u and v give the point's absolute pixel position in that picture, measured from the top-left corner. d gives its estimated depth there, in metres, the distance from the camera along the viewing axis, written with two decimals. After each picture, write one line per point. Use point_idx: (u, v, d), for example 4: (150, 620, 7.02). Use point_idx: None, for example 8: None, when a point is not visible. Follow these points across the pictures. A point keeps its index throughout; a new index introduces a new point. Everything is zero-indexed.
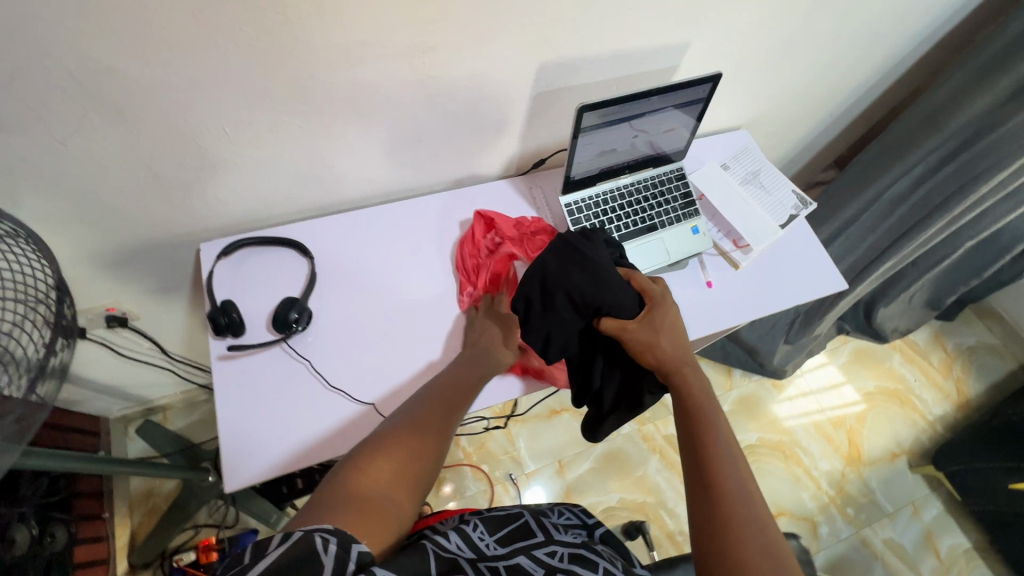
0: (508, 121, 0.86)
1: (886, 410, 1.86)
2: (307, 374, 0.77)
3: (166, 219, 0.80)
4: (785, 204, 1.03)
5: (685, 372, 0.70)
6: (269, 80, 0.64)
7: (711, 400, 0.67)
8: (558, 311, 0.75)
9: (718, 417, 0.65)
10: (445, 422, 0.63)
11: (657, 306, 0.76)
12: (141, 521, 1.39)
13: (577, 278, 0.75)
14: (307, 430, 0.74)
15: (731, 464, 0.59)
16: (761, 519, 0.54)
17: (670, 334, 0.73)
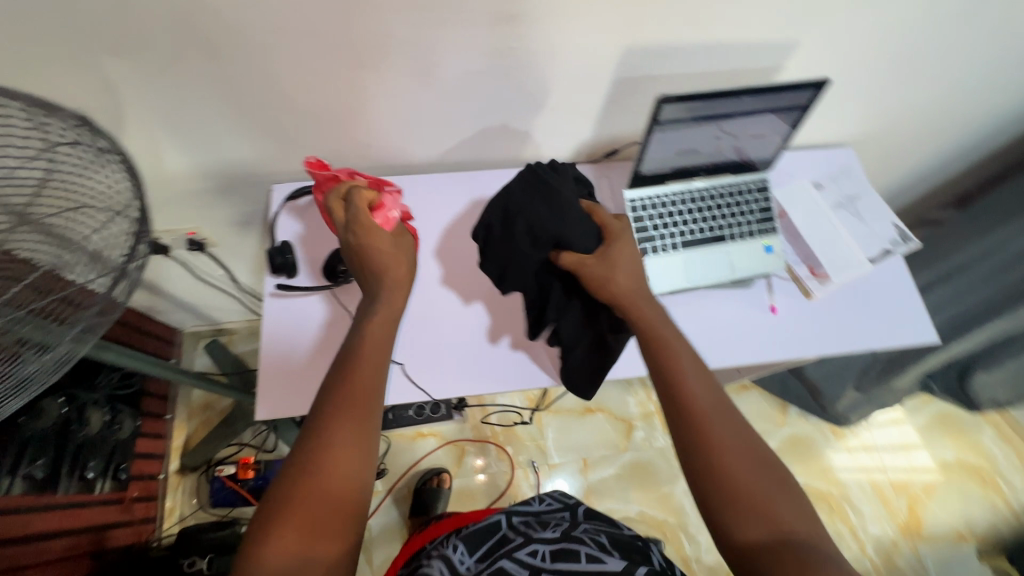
0: (585, 104, 0.82)
1: (961, 486, 1.65)
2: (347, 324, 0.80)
3: (245, 156, 0.85)
4: (880, 236, 0.92)
5: (648, 313, 0.66)
6: (351, 34, 0.65)
7: (685, 344, 0.64)
8: (513, 242, 0.73)
9: (694, 367, 0.62)
10: (370, 395, 0.57)
11: (620, 236, 0.71)
12: (196, 429, 1.53)
13: (531, 209, 0.72)
14: (328, 364, 0.77)
15: (723, 421, 0.57)
16: (773, 469, 0.55)
17: (631, 269, 0.69)
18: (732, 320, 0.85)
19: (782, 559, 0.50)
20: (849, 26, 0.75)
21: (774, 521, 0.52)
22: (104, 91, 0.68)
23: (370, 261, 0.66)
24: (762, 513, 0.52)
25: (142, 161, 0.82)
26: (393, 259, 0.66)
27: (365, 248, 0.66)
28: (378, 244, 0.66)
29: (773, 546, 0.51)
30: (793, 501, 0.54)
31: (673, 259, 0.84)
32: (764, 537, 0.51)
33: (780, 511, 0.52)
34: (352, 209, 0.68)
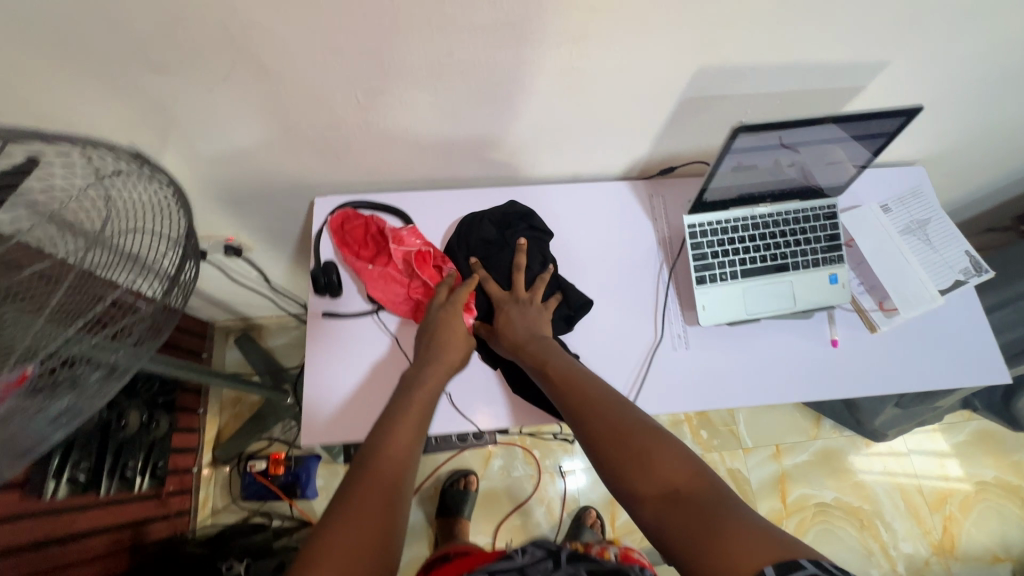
0: (645, 123, 0.78)
1: (1000, 506, 1.61)
2: (391, 346, 0.79)
3: (289, 169, 0.82)
4: (950, 265, 0.87)
5: (531, 347, 0.73)
6: (410, 52, 0.61)
7: (564, 356, 0.71)
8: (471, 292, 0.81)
9: (571, 370, 0.69)
10: (412, 433, 0.63)
11: (512, 299, 0.78)
12: (227, 422, 1.56)
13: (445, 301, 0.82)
14: (370, 389, 0.76)
15: (606, 406, 0.63)
16: (656, 434, 0.59)
17: (518, 323, 0.75)
18: (791, 353, 0.81)
19: (677, 511, 0.52)
20: (945, 45, 0.69)
21: (657, 476, 0.55)
22: (151, 109, 0.65)
23: (443, 337, 0.74)
24: (647, 473, 0.55)
25: (186, 174, 0.80)
26: (457, 351, 0.74)
27: (443, 331, 0.74)
28: (458, 329, 0.74)
29: (674, 501, 0.53)
30: (683, 455, 0.56)
31: (732, 288, 0.79)
32: (656, 495, 0.54)
33: (664, 467, 0.55)
34: (454, 296, 0.77)
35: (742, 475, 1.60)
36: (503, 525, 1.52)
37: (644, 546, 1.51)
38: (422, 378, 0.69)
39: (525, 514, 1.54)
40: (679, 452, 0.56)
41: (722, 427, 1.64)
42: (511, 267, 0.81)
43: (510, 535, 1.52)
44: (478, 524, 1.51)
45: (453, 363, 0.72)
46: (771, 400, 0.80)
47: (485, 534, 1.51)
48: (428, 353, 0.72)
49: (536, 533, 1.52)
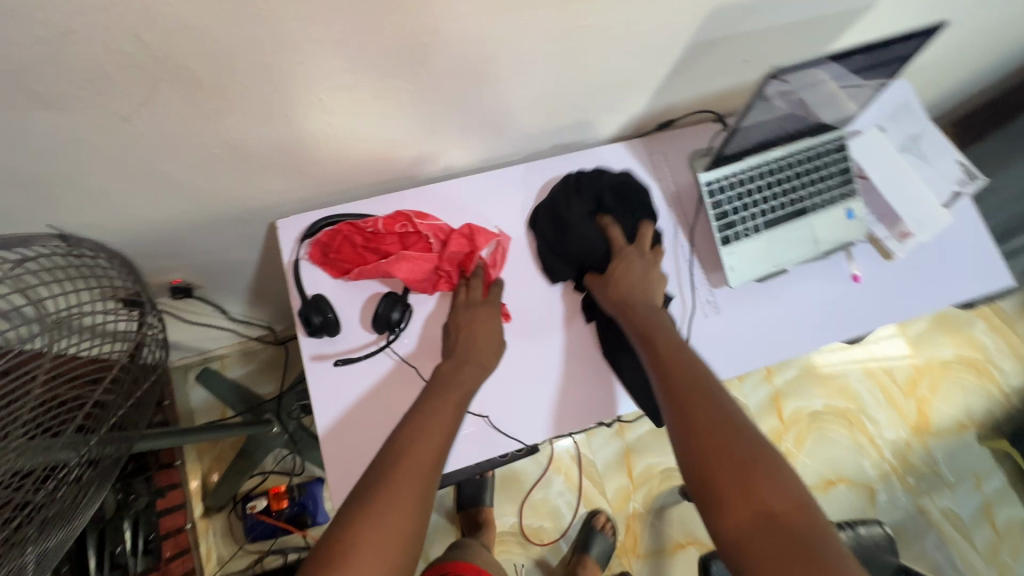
0: (645, 78, 0.69)
1: (961, 380, 1.77)
2: (409, 378, 0.70)
3: (240, 195, 0.68)
4: (949, 179, 0.87)
5: (643, 312, 0.70)
6: (382, 34, 0.49)
7: (676, 342, 0.66)
8: (571, 253, 0.75)
9: (683, 358, 0.64)
10: (446, 427, 0.61)
11: (636, 252, 0.74)
12: (210, 466, 1.42)
13: (550, 232, 0.76)
14: (378, 420, 0.68)
15: (717, 404, 0.59)
16: (760, 448, 0.55)
17: (638, 280, 0.72)
18: (816, 297, 0.79)
19: (770, 533, 0.49)
20: None
21: (756, 498, 0.51)
22: (49, 155, 0.50)
23: (475, 344, 0.69)
24: (747, 491, 0.52)
25: (108, 222, 0.64)
26: (493, 353, 0.70)
27: (476, 335, 0.69)
28: (489, 329, 0.70)
29: (759, 523, 0.50)
30: (787, 481, 0.53)
31: (757, 243, 0.75)
32: (750, 516, 0.51)
33: (764, 488, 0.52)
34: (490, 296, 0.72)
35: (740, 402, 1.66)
36: (526, 502, 1.52)
37: (663, 490, 1.56)
38: (460, 378, 0.66)
39: (545, 486, 1.54)
40: (780, 474, 0.53)
41: None
42: (631, 234, 0.77)
43: (535, 510, 1.52)
44: (502, 507, 1.50)
45: (489, 368, 0.69)
46: (805, 350, 0.78)
47: (510, 515, 1.50)
48: (461, 363, 0.67)
49: (560, 502, 1.53)
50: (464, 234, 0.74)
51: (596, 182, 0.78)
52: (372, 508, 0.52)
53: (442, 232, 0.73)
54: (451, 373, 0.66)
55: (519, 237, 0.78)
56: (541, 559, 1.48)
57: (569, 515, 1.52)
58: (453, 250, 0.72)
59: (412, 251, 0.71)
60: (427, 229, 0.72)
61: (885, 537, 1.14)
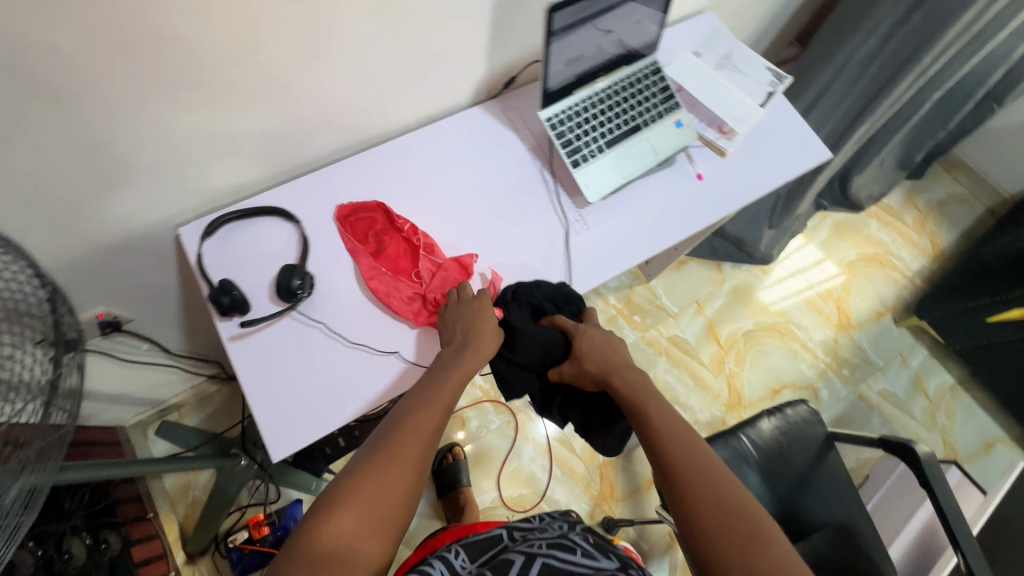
0: (471, 40, 0.81)
1: (869, 275, 1.95)
2: (321, 337, 0.78)
3: (137, 208, 0.76)
4: (762, 83, 1.02)
5: (626, 375, 0.75)
6: (217, 27, 0.59)
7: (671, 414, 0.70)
8: (529, 353, 0.80)
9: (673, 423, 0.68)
10: (444, 406, 0.68)
11: (593, 325, 0.81)
12: (187, 514, 1.44)
13: (503, 344, 0.80)
14: (309, 381, 0.76)
15: (715, 475, 0.62)
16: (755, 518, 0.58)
17: (606, 353, 0.78)
18: (669, 198, 0.92)
19: None
20: None
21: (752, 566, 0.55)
22: None
23: (473, 330, 0.76)
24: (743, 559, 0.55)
25: None
26: (487, 338, 0.76)
27: (476, 321, 0.77)
28: (490, 320, 0.77)
29: None
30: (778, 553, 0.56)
31: (604, 161, 0.88)
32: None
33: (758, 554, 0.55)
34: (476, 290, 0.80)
35: (680, 337, 1.79)
36: (502, 474, 1.58)
37: None
38: (447, 365, 0.73)
39: (517, 456, 1.60)
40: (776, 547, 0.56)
41: (650, 306, 1.81)
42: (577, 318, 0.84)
43: (512, 480, 1.58)
44: (480, 485, 1.56)
45: (486, 352, 0.75)
46: (669, 243, 0.90)
47: (490, 490, 1.56)
48: (463, 347, 0.74)
49: (534, 467, 1.60)
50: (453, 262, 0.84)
51: (535, 293, 0.82)
52: (379, 467, 0.60)
53: (434, 264, 0.83)
54: (450, 358, 0.74)
55: (401, 201, 0.88)
56: None
57: (545, 477, 1.59)
58: (442, 279, 0.82)
59: (403, 281, 0.82)
60: (423, 260, 0.83)
61: (809, 411, 1.26)
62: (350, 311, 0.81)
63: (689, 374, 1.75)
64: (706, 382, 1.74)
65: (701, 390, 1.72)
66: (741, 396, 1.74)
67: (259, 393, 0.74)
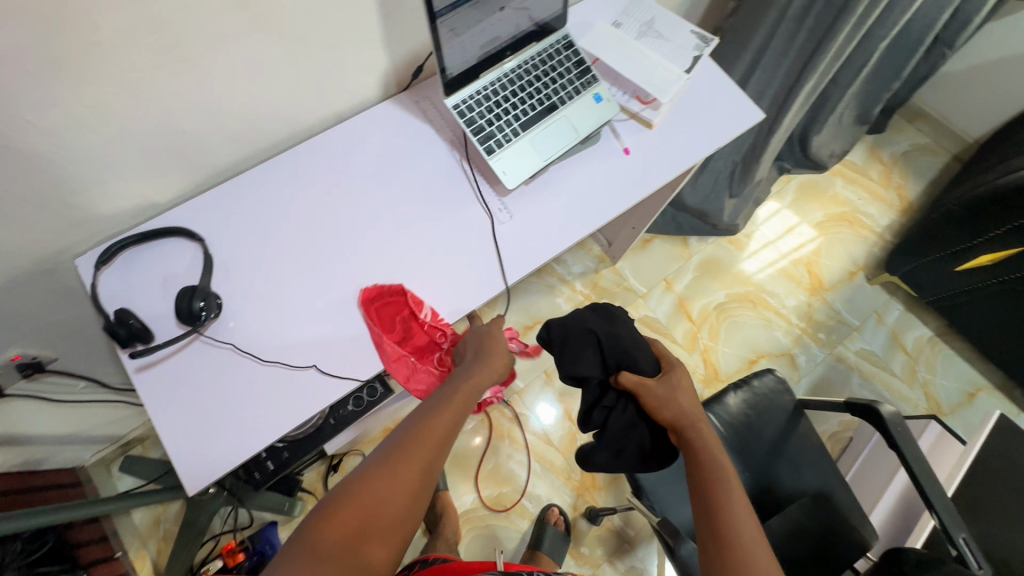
0: (363, 31, 0.77)
1: (838, 235, 1.92)
2: (232, 358, 0.75)
3: (23, 245, 0.71)
4: (687, 47, 0.98)
5: (695, 424, 0.77)
6: (55, 40, 0.55)
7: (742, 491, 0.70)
8: (614, 350, 0.81)
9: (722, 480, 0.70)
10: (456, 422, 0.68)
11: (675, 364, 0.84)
12: (159, 549, 1.41)
13: (599, 321, 0.84)
14: (222, 406, 0.72)
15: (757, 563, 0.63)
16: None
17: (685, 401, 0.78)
18: (596, 177, 0.88)
19: None
20: None
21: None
22: None
23: (491, 345, 0.77)
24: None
25: None
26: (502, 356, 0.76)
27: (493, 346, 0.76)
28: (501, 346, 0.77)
29: None
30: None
31: (521, 145, 0.83)
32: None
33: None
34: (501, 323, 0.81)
35: (651, 317, 1.75)
36: (480, 475, 1.55)
37: None
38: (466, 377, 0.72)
39: (494, 455, 1.57)
40: None
41: (617, 288, 1.77)
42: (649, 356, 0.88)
43: (491, 480, 1.55)
44: (458, 488, 1.52)
45: (499, 372, 0.75)
46: (599, 224, 0.87)
47: (469, 493, 1.53)
48: (475, 362, 0.74)
49: (512, 464, 1.57)
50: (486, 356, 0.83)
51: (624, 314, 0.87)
52: (387, 483, 0.60)
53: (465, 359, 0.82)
54: (467, 371, 0.73)
55: (314, 207, 0.84)
56: (509, 522, 1.51)
57: (524, 473, 1.56)
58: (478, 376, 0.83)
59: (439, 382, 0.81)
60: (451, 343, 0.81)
61: (776, 381, 1.23)
62: (262, 326, 0.77)
63: None
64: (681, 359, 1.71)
65: None
66: (718, 370, 1.71)
67: (168, 424, 0.70)
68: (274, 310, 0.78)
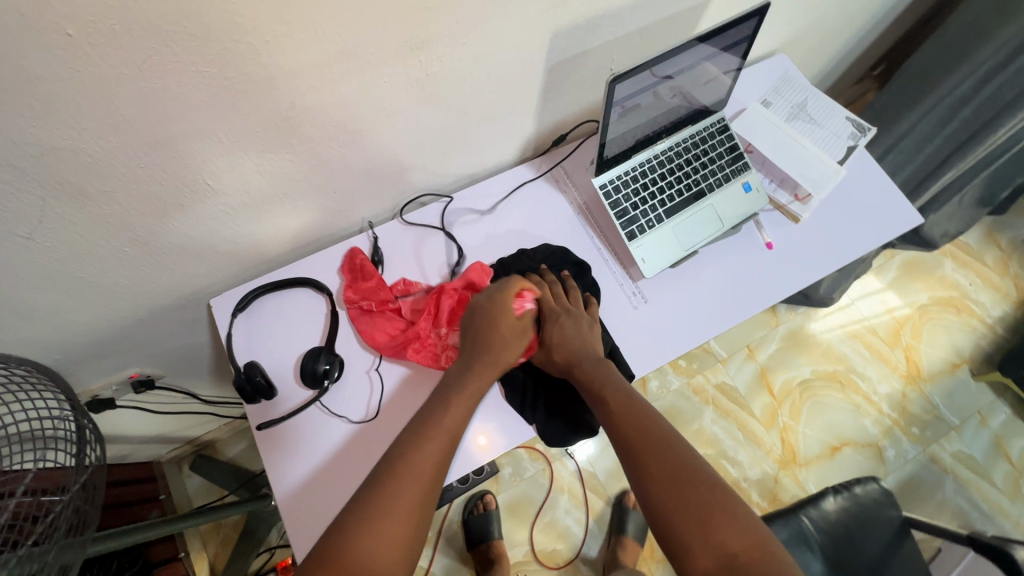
0: (520, 103, 0.74)
1: (942, 320, 1.77)
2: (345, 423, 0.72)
3: (170, 285, 0.73)
4: (840, 135, 0.91)
5: (589, 366, 0.71)
6: (248, 117, 0.54)
7: (620, 390, 0.68)
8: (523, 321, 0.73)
9: (622, 390, 0.68)
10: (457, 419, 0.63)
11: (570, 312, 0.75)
12: (217, 552, 1.43)
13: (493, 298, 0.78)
14: (337, 476, 0.70)
15: (663, 449, 0.61)
16: (715, 487, 0.58)
17: (575, 340, 0.73)
18: (731, 271, 0.83)
19: None
20: None
21: (713, 541, 0.54)
22: None
23: (491, 327, 0.71)
24: (705, 536, 0.54)
25: (40, 335, 0.67)
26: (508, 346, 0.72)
27: (496, 320, 0.71)
28: (509, 320, 0.72)
29: (724, 568, 0.52)
30: (744, 519, 0.55)
31: (663, 231, 0.79)
32: (715, 562, 0.53)
33: (721, 531, 0.54)
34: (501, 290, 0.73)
35: (729, 386, 1.66)
36: (536, 526, 1.50)
37: None
38: (464, 385, 0.67)
39: (551, 508, 1.53)
40: (736, 513, 0.55)
41: (698, 349, 1.69)
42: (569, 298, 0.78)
43: (546, 534, 1.50)
44: (512, 537, 1.49)
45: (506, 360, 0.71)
46: (734, 321, 0.81)
47: (522, 543, 1.49)
48: (475, 352, 0.70)
49: (570, 520, 1.52)
50: (382, 325, 0.76)
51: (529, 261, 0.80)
52: (383, 484, 0.55)
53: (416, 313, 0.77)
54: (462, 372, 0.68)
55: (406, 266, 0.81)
56: None
57: (580, 531, 1.51)
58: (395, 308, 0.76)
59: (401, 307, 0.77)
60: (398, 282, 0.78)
61: (881, 491, 1.13)
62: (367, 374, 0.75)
63: (738, 426, 1.63)
64: (757, 436, 1.61)
65: (752, 445, 1.60)
66: (796, 453, 1.61)
67: (288, 490, 0.69)
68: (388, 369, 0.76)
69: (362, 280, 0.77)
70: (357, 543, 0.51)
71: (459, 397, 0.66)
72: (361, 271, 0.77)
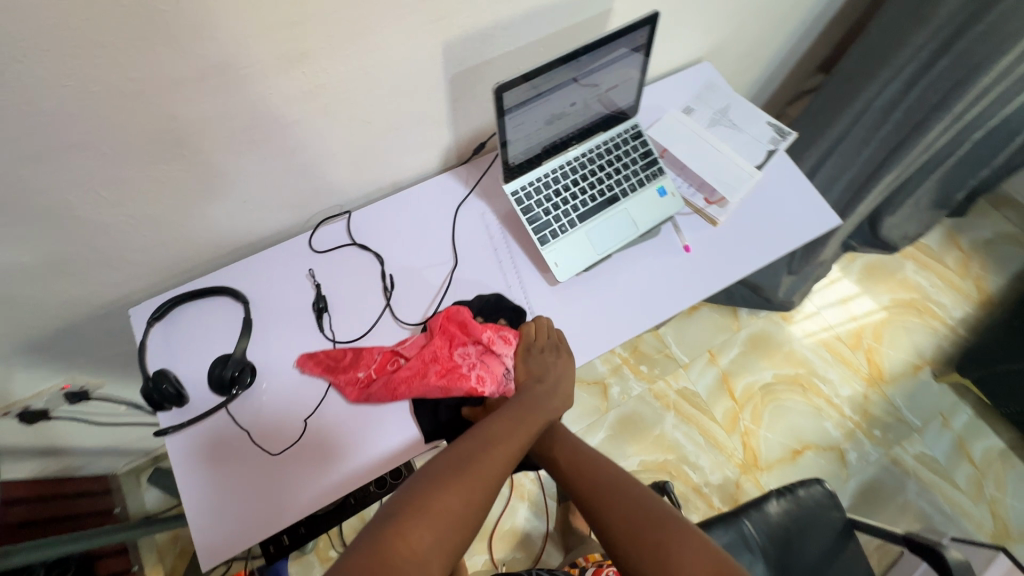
0: (427, 113, 0.76)
1: (904, 323, 1.78)
2: (263, 458, 0.72)
3: (85, 294, 0.74)
4: (761, 140, 0.92)
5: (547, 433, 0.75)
6: (128, 127, 0.56)
7: (574, 451, 0.71)
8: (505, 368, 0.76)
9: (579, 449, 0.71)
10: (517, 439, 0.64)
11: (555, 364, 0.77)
12: (174, 564, 1.42)
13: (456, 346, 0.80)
14: (248, 478, 0.71)
15: (627, 488, 0.63)
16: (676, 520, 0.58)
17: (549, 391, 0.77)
18: (648, 273, 0.84)
19: None
20: None
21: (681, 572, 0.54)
22: None
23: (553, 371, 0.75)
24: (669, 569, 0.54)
25: None
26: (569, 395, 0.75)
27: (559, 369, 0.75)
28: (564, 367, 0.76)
29: None
30: (707, 547, 0.56)
31: (576, 235, 0.81)
32: None
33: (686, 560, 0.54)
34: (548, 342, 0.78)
35: (691, 391, 1.67)
36: (495, 535, 1.50)
37: None
38: (523, 408, 0.69)
39: (511, 514, 1.52)
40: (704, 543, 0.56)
41: (660, 354, 1.70)
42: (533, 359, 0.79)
43: (505, 542, 1.49)
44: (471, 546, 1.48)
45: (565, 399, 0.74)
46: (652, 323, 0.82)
47: (481, 552, 1.47)
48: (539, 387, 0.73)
49: (530, 527, 1.51)
50: (386, 381, 0.73)
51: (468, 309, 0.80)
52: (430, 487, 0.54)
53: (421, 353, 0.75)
54: (529, 399, 0.71)
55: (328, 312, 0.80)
56: None
57: (540, 539, 1.50)
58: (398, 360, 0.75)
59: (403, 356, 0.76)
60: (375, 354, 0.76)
61: (825, 492, 1.12)
62: (282, 383, 0.76)
63: (699, 430, 1.63)
64: (718, 441, 1.61)
65: (713, 449, 1.60)
66: (757, 457, 1.60)
67: (196, 493, 0.70)
68: (323, 425, 0.74)
69: (339, 366, 0.75)
70: (412, 527, 0.50)
71: (528, 420, 0.68)
72: (332, 360, 0.76)
